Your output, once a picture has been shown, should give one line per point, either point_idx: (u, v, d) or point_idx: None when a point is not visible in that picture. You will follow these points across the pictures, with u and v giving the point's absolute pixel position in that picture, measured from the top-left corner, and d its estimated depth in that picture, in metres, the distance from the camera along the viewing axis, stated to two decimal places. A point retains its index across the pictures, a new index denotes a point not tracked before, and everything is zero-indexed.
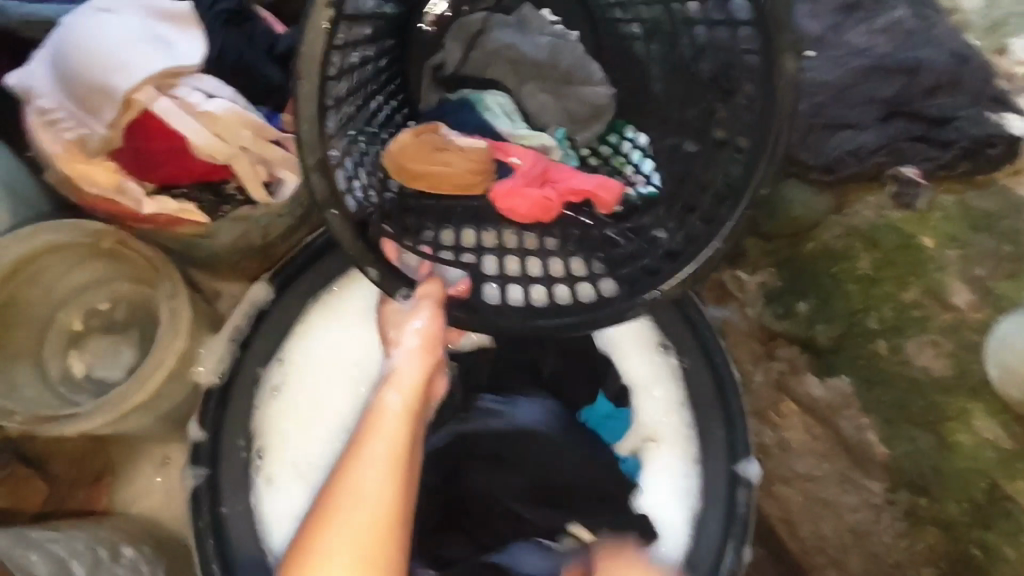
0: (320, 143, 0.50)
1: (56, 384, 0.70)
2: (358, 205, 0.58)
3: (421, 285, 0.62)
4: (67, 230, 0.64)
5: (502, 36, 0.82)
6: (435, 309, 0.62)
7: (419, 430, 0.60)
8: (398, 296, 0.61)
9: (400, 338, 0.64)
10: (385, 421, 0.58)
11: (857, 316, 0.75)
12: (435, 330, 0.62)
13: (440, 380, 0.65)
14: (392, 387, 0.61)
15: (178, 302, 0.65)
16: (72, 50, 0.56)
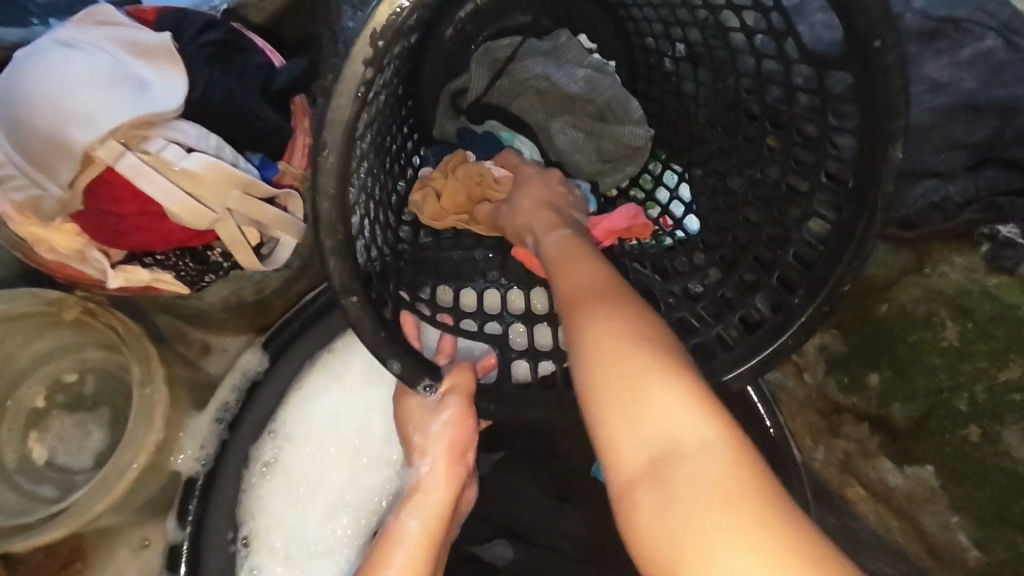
0: (341, 222, 0.40)
1: (12, 474, 0.60)
2: (376, 276, 0.50)
3: (448, 374, 0.53)
4: (18, 301, 0.55)
5: (532, 63, 0.70)
6: (463, 403, 0.54)
7: (439, 559, 0.52)
8: (420, 388, 0.51)
9: (427, 443, 0.56)
10: (400, 546, 0.50)
11: (943, 395, 0.64)
12: (463, 432, 0.55)
13: (469, 491, 0.59)
14: (411, 506, 0.53)
15: (153, 388, 0.56)
16: (24, 95, 0.47)
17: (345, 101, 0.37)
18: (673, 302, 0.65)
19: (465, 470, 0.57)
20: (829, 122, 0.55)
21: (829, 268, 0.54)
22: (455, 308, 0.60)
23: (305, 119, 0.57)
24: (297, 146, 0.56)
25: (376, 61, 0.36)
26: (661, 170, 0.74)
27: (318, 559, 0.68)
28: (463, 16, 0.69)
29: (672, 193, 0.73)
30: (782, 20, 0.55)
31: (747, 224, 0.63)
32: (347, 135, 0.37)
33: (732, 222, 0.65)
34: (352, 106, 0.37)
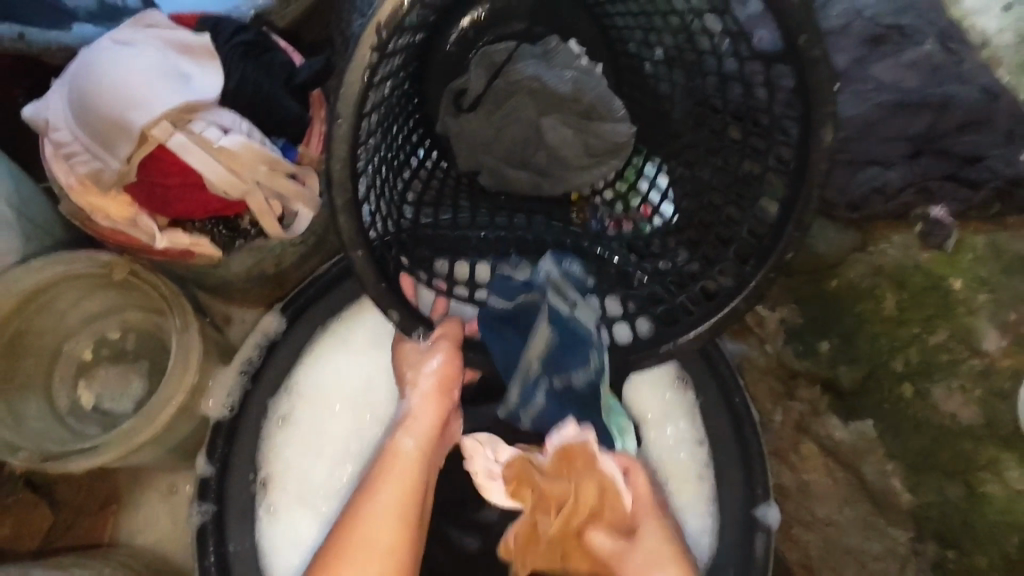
0: (350, 183, 0.49)
1: (64, 415, 0.69)
2: (379, 241, 0.58)
3: (439, 325, 0.62)
4: (77, 262, 0.64)
5: (527, 66, 0.78)
6: (450, 349, 0.63)
7: (433, 473, 0.61)
8: (415, 335, 0.61)
9: (416, 377, 0.64)
10: (399, 464, 0.58)
11: (882, 357, 0.73)
12: (452, 371, 0.63)
13: (455, 423, 0.66)
14: (406, 431, 0.61)
15: (189, 336, 0.65)
16: (89, 84, 0.56)
17: (356, 80, 0.45)
18: (644, 277, 0.73)
19: (452, 401, 0.64)
20: (774, 114, 0.63)
21: (775, 241, 0.61)
22: (451, 276, 0.70)
23: (322, 109, 0.66)
24: (314, 134, 0.65)
25: (377, 43, 0.45)
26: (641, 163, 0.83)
27: (328, 501, 0.75)
28: (467, 23, 0.77)
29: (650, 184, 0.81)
30: (734, 23, 0.64)
31: (710, 208, 0.72)
32: (353, 110, 0.46)
33: (698, 206, 0.74)
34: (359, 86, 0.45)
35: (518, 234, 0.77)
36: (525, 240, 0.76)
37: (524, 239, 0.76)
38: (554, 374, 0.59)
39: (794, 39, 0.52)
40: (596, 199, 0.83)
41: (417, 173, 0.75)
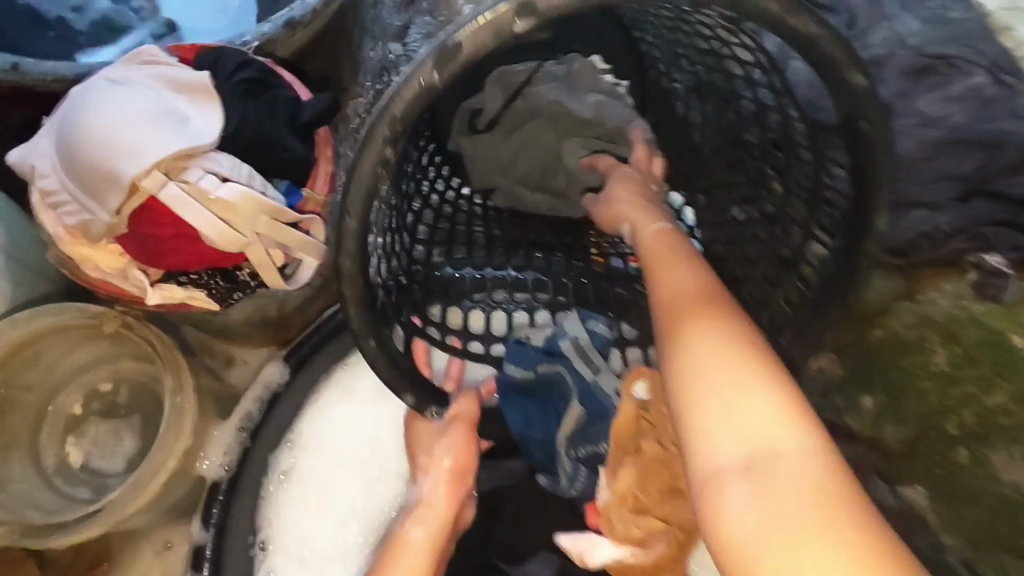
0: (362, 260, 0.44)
1: (51, 476, 0.65)
2: (381, 291, 0.53)
3: (454, 402, 0.62)
4: (66, 314, 0.60)
5: (543, 92, 0.70)
6: (467, 429, 0.62)
7: (439, 565, 0.58)
8: (428, 414, 0.59)
9: (430, 461, 0.62)
10: (407, 552, 0.56)
11: (935, 418, 0.67)
12: (467, 455, 0.61)
13: (468, 509, 0.63)
14: (414, 517, 0.59)
15: (183, 397, 0.60)
16: (79, 130, 0.52)
17: (367, 167, 0.41)
18: None
19: (462, 494, 0.62)
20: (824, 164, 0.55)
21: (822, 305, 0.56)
22: (464, 330, 0.66)
23: (328, 149, 0.62)
24: (321, 175, 0.61)
25: (393, 129, 0.40)
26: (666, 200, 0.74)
27: (334, 566, 0.69)
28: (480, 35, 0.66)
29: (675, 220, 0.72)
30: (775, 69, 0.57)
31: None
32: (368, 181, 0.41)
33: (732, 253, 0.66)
34: (368, 182, 0.41)
35: (536, 274, 0.71)
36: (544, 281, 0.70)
37: (542, 280, 0.70)
38: (581, 445, 0.61)
39: (856, 124, 0.45)
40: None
41: (429, 204, 0.67)
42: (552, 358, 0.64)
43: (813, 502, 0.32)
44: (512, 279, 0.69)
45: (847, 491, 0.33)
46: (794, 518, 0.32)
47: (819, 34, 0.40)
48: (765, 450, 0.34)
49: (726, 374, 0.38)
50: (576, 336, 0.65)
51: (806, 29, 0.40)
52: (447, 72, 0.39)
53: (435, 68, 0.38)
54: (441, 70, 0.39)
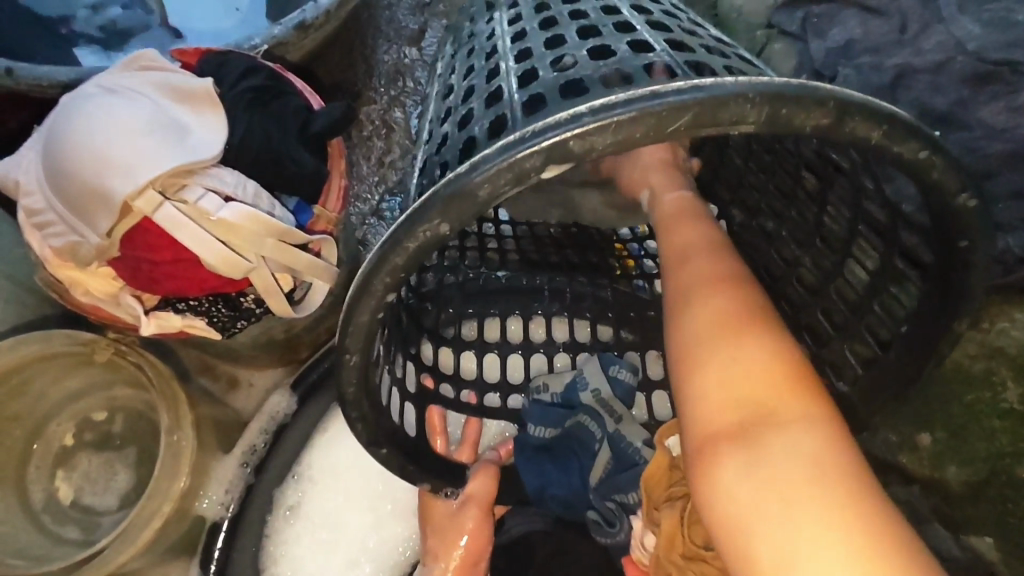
0: (367, 331, 0.37)
1: (39, 513, 0.60)
2: (388, 349, 0.49)
3: (468, 482, 0.60)
4: (54, 341, 0.55)
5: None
6: (482, 510, 0.61)
7: None
8: (443, 495, 0.58)
9: (442, 545, 0.61)
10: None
11: (1004, 461, 0.61)
12: (480, 539, 0.61)
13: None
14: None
15: (181, 434, 0.55)
16: (67, 143, 0.47)
17: (365, 312, 0.36)
18: None
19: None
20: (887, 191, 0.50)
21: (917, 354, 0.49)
22: (479, 380, 0.65)
23: (342, 161, 0.57)
24: (332, 191, 0.56)
25: (393, 278, 0.34)
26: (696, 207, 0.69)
27: None
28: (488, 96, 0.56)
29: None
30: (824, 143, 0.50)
31: (802, 288, 0.60)
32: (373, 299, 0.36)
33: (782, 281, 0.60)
34: (366, 326, 0.37)
35: (554, 307, 0.67)
36: (563, 317, 0.68)
37: (562, 315, 0.68)
38: (610, 495, 0.59)
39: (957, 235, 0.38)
40: (640, 245, 0.67)
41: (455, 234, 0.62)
42: (573, 410, 0.63)
43: (803, 480, 0.31)
44: (530, 315, 0.67)
45: (843, 477, 0.31)
46: (791, 499, 0.31)
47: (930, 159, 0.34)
48: (755, 419, 0.33)
49: (731, 349, 0.35)
50: (597, 387, 0.64)
51: (913, 156, 0.34)
52: (460, 223, 0.32)
53: (443, 220, 0.32)
54: (452, 224, 0.32)
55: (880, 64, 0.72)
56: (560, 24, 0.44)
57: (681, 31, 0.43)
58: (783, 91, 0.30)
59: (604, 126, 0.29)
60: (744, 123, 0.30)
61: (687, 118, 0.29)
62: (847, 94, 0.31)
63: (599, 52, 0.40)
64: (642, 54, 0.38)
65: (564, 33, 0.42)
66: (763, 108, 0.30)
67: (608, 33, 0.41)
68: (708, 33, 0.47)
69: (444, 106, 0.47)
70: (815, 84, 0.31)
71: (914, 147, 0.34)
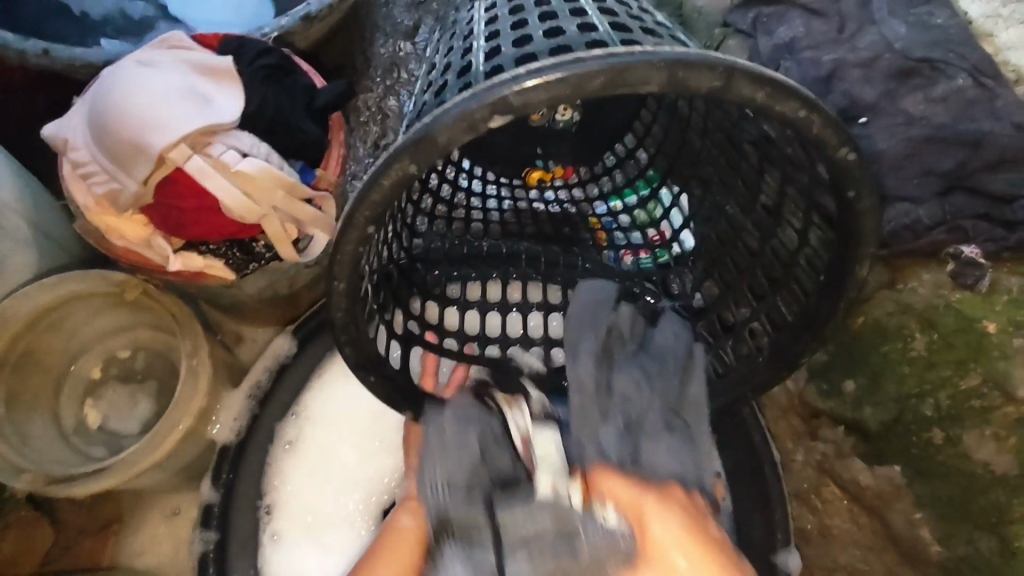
0: (353, 264, 0.46)
1: (70, 436, 0.68)
2: (371, 281, 0.55)
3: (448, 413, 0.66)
4: (91, 280, 0.64)
5: (588, 365, 0.50)
6: None
7: None
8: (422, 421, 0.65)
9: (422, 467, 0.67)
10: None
11: (911, 400, 0.70)
12: None
13: None
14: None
15: (199, 359, 0.64)
16: (110, 107, 0.56)
17: (349, 244, 0.44)
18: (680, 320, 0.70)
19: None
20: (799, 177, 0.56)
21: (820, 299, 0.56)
22: (460, 331, 0.70)
23: (341, 133, 0.67)
24: (333, 157, 0.65)
25: (372, 213, 0.43)
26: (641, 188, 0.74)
27: (340, 531, 0.73)
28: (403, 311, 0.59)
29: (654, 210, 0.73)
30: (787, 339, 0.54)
31: (745, 250, 0.65)
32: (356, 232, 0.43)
33: (732, 243, 0.67)
34: (352, 256, 0.45)
35: (529, 271, 0.74)
36: (538, 282, 0.75)
37: (535, 279, 0.74)
38: None
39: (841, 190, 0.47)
40: (613, 220, 0.75)
41: (439, 199, 0.71)
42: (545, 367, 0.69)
43: None
44: (507, 279, 0.74)
45: None
46: None
47: (808, 117, 0.41)
48: None
49: None
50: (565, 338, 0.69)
51: (794, 113, 0.41)
52: (425, 164, 0.40)
53: (411, 161, 0.40)
54: (418, 163, 0.40)
55: (819, 59, 0.81)
56: (524, 8, 0.54)
57: (624, 15, 0.52)
58: (678, 58, 0.38)
59: (540, 84, 0.37)
60: (649, 85, 0.38)
61: (603, 76, 0.37)
62: (733, 61, 0.39)
63: (553, 33, 0.49)
64: (586, 33, 0.47)
65: (527, 16, 0.52)
66: (663, 73, 0.38)
67: (562, 16, 0.50)
68: (652, 17, 0.56)
69: (429, 81, 0.56)
70: (707, 53, 0.39)
71: (794, 106, 0.41)
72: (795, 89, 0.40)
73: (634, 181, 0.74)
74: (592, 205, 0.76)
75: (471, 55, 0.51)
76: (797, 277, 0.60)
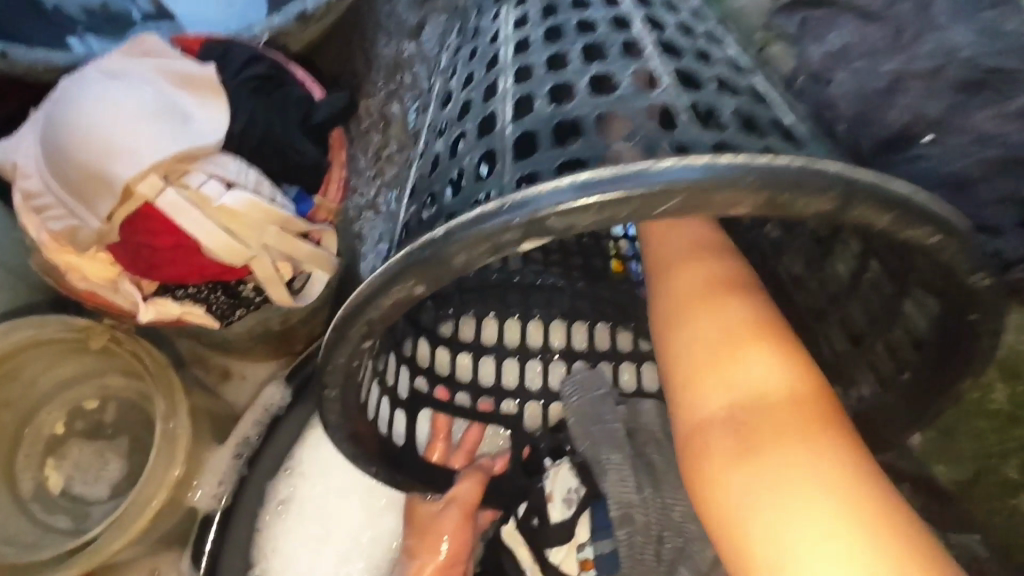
0: (344, 375, 0.36)
1: (28, 503, 0.59)
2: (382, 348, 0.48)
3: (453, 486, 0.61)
4: (49, 326, 0.55)
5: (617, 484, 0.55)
6: (461, 514, 0.61)
7: None
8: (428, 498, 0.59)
9: (421, 546, 0.61)
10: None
11: (992, 460, 0.62)
12: (459, 541, 0.61)
13: None
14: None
15: (175, 422, 0.55)
16: (67, 127, 0.47)
17: (340, 358, 0.34)
18: None
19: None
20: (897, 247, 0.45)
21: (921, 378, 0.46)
22: (474, 383, 0.64)
23: (343, 151, 0.57)
24: (333, 179, 0.56)
25: (368, 330, 0.32)
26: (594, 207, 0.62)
27: None
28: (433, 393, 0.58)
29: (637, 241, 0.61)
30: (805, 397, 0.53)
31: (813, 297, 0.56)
32: (346, 351, 0.34)
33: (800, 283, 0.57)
34: (342, 371, 0.35)
35: (551, 312, 0.67)
36: (561, 322, 0.67)
37: (560, 320, 0.67)
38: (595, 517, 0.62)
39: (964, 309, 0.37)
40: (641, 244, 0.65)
41: None
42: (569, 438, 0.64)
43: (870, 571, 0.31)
44: (527, 319, 0.66)
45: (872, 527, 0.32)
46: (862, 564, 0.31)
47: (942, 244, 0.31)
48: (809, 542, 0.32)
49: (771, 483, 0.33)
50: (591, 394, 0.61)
51: (923, 239, 0.30)
52: (433, 287, 0.29)
53: (417, 282, 0.29)
54: (424, 286, 0.29)
55: (877, 68, 0.72)
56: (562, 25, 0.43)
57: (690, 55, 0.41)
58: (783, 174, 0.26)
59: (589, 206, 0.26)
60: (738, 210, 0.26)
61: (675, 200, 0.26)
62: (853, 176, 0.27)
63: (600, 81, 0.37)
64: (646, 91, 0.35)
65: (566, 52, 0.40)
66: (758, 196, 0.26)
67: (611, 59, 0.39)
68: (724, 53, 0.45)
69: (439, 119, 0.44)
70: (820, 165, 0.27)
71: (924, 233, 0.30)
72: (932, 212, 0.29)
73: None
74: (609, 229, 0.66)
75: (495, 101, 0.39)
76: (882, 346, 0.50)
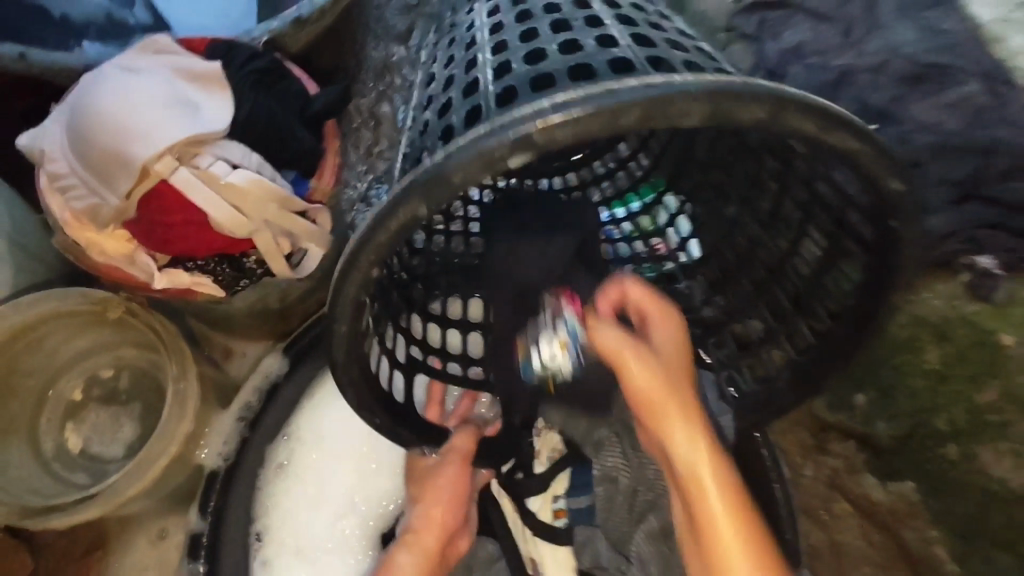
0: (353, 301, 0.42)
1: (49, 461, 0.64)
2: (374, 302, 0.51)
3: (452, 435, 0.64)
4: (70, 299, 0.60)
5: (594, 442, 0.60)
6: (461, 462, 0.64)
7: None
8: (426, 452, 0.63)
9: (423, 494, 0.65)
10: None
11: (924, 415, 0.68)
12: (459, 486, 0.64)
13: (461, 540, 0.66)
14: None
15: (186, 382, 0.60)
16: (89, 116, 0.53)
17: (355, 283, 0.40)
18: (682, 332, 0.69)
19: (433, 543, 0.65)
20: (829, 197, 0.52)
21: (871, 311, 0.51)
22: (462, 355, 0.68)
23: (335, 140, 0.64)
24: (326, 166, 0.62)
25: (376, 256, 0.39)
26: (519, 340, 0.57)
27: (334, 559, 0.69)
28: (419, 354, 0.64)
29: (578, 351, 0.54)
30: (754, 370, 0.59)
31: (760, 267, 0.63)
32: (359, 275, 0.40)
33: (749, 257, 0.64)
34: (353, 298, 0.42)
35: None
36: None
37: None
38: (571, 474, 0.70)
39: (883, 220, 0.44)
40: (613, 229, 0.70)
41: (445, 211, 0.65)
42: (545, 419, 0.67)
43: None
44: None
45: None
46: None
47: (858, 147, 0.38)
48: None
49: None
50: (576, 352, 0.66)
51: (845, 146, 0.38)
52: (435, 207, 0.36)
53: (420, 203, 0.36)
54: (427, 205, 0.36)
55: (827, 64, 0.80)
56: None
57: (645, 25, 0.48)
58: (720, 89, 0.34)
59: (570, 118, 0.33)
60: (690, 118, 0.34)
61: (637, 107, 0.33)
62: (779, 90, 0.35)
63: (568, 45, 0.45)
64: (607, 49, 0.43)
65: (539, 26, 0.47)
66: (704, 104, 0.33)
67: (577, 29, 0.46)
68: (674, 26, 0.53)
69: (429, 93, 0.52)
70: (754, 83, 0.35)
71: (845, 139, 0.37)
72: (846, 119, 0.36)
73: (636, 185, 0.69)
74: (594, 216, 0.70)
75: (477, 70, 0.47)
76: (826, 294, 0.56)
